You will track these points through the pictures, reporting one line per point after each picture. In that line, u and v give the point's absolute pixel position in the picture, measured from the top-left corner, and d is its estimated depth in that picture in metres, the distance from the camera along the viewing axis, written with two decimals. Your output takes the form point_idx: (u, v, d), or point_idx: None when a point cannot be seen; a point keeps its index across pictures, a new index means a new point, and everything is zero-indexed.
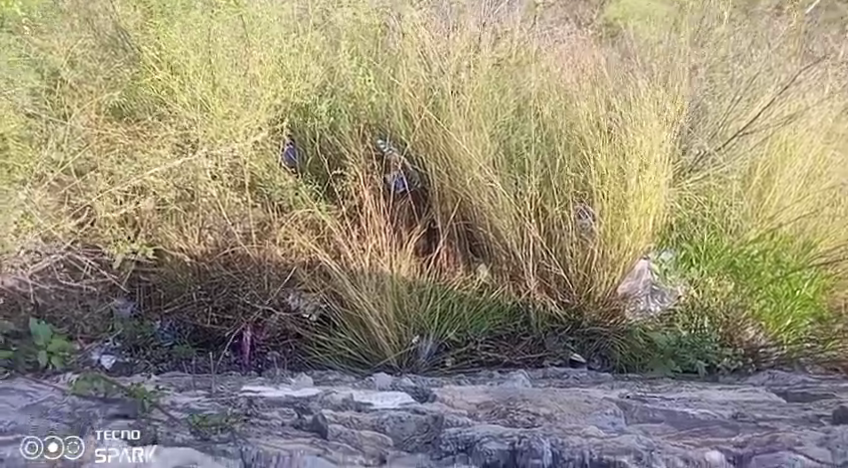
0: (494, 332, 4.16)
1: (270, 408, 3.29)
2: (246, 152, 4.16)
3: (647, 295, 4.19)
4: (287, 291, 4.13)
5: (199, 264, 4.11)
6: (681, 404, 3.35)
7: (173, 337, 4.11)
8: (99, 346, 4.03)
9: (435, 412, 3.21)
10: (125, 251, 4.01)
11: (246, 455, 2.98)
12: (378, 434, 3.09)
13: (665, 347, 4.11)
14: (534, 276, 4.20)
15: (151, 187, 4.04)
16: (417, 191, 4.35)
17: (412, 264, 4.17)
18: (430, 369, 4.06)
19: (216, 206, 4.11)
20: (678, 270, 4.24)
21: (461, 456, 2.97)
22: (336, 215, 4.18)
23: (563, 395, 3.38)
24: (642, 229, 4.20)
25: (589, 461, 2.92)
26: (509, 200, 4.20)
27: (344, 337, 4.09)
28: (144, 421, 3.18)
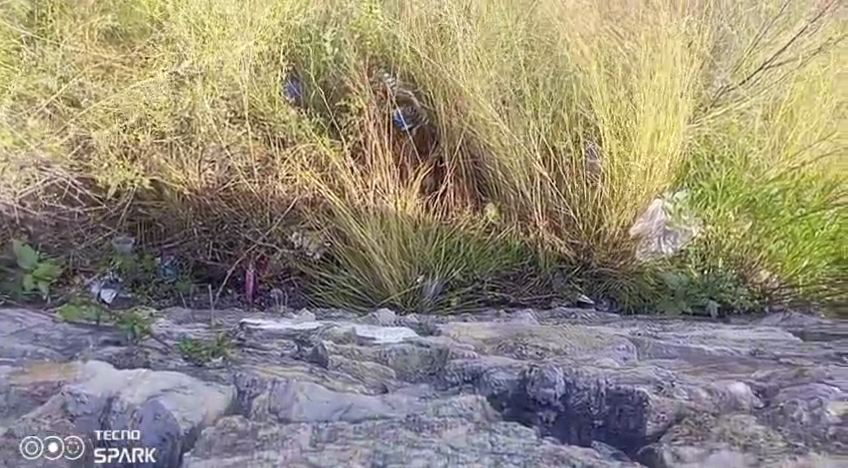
0: (500, 271, 4.06)
1: (268, 340, 3.19)
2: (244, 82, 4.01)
3: (659, 236, 4.09)
4: (290, 227, 4.03)
5: (200, 199, 3.99)
6: (694, 342, 3.24)
7: (175, 271, 4.03)
8: (100, 280, 3.96)
9: (440, 346, 3.08)
10: (120, 179, 3.93)
11: (242, 381, 2.87)
12: (381, 366, 2.98)
13: (676, 288, 4.01)
14: (542, 215, 4.09)
15: (149, 120, 3.93)
16: (424, 127, 4.22)
17: (418, 204, 4.03)
18: (435, 308, 3.96)
19: (214, 135, 3.97)
20: (692, 210, 4.12)
21: (468, 387, 2.90)
22: (340, 150, 4.05)
23: (573, 330, 3.29)
24: (655, 171, 4.10)
25: (604, 390, 2.82)
26: (519, 137, 4.08)
27: (347, 275, 3.99)
28: (136, 347, 3.11)
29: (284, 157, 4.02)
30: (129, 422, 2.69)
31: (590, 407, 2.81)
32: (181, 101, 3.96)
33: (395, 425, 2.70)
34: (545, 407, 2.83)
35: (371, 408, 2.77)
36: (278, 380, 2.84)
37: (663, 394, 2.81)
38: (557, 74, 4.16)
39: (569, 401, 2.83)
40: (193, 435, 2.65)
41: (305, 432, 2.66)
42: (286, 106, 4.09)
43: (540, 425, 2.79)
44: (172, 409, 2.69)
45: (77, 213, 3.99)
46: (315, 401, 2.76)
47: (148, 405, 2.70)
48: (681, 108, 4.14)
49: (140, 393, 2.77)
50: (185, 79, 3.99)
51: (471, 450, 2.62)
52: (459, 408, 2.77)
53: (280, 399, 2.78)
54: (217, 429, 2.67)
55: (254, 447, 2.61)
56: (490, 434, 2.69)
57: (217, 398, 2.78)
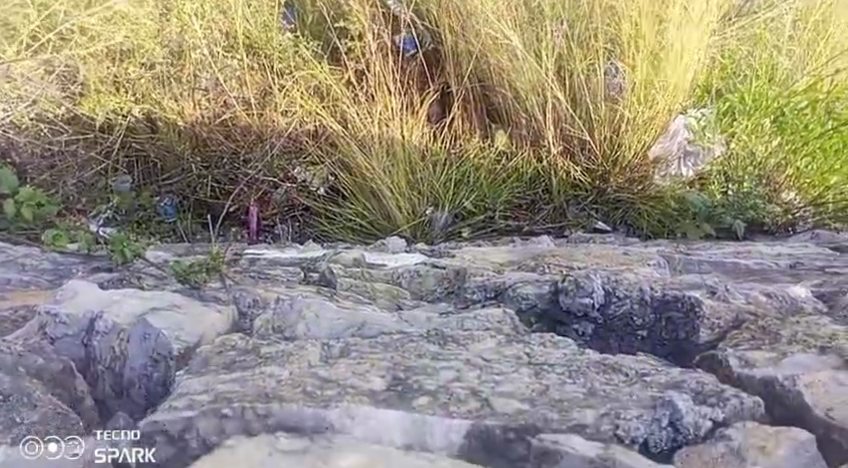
0: (512, 201, 3.81)
1: (273, 266, 3.05)
2: (237, 12, 3.89)
3: (678, 158, 3.91)
4: (291, 161, 3.80)
5: (196, 131, 3.79)
6: (728, 256, 3.09)
7: (176, 211, 3.77)
8: (96, 219, 3.65)
9: (456, 267, 2.95)
10: (109, 105, 3.74)
11: (241, 301, 2.67)
12: (394, 287, 2.81)
13: (700, 211, 3.71)
14: (556, 140, 3.87)
15: (140, 53, 3.80)
16: (428, 54, 4.06)
17: (425, 133, 3.84)
18: (447, 239, 3.68)
19: (206, 64, 3.80)
20: (717, 127, 3.97)
21: (493, 301, 2.69)
22: (343, 79, 3.86)
23: (596, 250, 3.14)
24: (680, 87, 3.95)
25: (649, 298, 2.58)
26: (528, 57, 3.87)
27: (354, 208, 3.74)
28: (130, 274, 2.95)
29: (284, 87, 3.83)
30: (116, 343, 2.43)
31: (634, 318, 2.56)
32: (170, 24, 3.82)
33: (416, 339, 2.40)
34: (581, 319, 2.58)
35: (385, 325, 2.49)
36: (281, 303, 2.59)
37: (717, 299, 2.59)
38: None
39: (608, 313, 2.57)
40: (186, 356, 2.35)
41: (314, 349, 2.34)
42: (282, 32, 3.92)
43: (577, 340, 2.54)
44: (162, 328, 2.41)
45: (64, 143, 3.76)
46: (323, 319, 2.49)
47: (137, 325, 2.44)
48: (706, 24, 4.03)
49: (128, 312, 2.51)
50: (174, 5, 3.84)
51: (506, 361, 2.29)
52: (485, 321, 2.51)
53: (284, 318, 2.50)
54: (213, 348, 2.36)
55: (255, 365, 2.27)
56: (525, 345, 2.38)
57: (218, 319, 2.52)
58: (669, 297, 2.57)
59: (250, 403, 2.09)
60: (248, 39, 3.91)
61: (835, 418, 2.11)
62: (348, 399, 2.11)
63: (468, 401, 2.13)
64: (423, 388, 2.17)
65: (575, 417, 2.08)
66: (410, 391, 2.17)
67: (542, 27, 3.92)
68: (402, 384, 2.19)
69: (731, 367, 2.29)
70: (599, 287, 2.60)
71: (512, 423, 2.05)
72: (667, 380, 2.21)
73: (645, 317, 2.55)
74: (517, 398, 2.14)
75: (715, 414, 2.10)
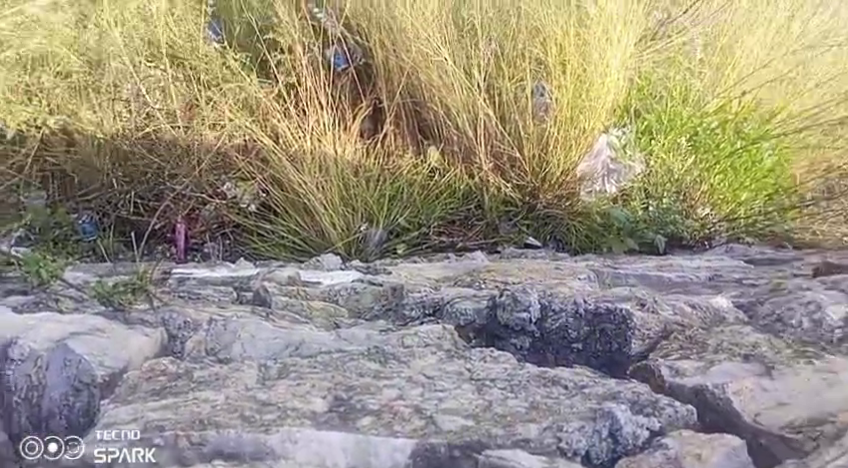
0: (446, 217, 3.84)
1: (203, 286, 3.05)
2: (157, 22, 3.90)
3: (603, 175, 3.91)
4: (221, 177, 3.78)
5: (116, 144, 3.78)
6: (652, 270, 3.14)
7: (95, 229, 3.72)
8: (11, 241, 3.58)
9: (392, 284, 2.97)
10: (20, 117, 3.77)
11: (170, 323, 2.71)
12: (330, 305, 2.83)
13: (623, 225, 3.78)
14: (487, 157, 3.92)
15: (58, 60, 3.82)
16: (360, 69, 4.07)
17: (357, 149, 3.86)
18: (381, 257, 3.74)
19: (127, 74, 3.81)
20: (637, 145, 3.95)
21: (432, 318, 2.78)
22: (272, 94, 3.86)
23: (528, 264, 3.18)
24: (598, 106, 3.93)
25: (583, 311, 2.69)
26: (456, 70, 3.92)
27: (287, 224, 3.76)
28: (47, 296, 2.94)
29: (212, 100, 3.83)
30: (32, 371, 2.50)
31: (568, 330, 2.67)
32: (91, 34, 3.86)
33: (356, 358, 2.56)
34: (519, 332, 2.70)
35: (326, 345, 2.61)
36: (216, 323, 2.67)
37: (646, 310, 2.70)
38: (499, 12, 4.01)
39: (545, 326, 2.70)
40: (110, 385, 2.47)
41: (252, 371, 2.50)
42: (207, 44, 3.94)
43: (515, 354, 2.67)
44: (83, 354, 2.50)
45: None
46: (261, 340, 2.59)
47: (55, 351, 2.51)
48: (626, 51, 4.00)
49: (46, 337, 2.56)
50: (91, 13, 3.90)
51: (448, 378, 2.49)
52: (424, 338, 2.64)
53: (218, 340, 2.61)
54: (141, 373, 2.50)
55: (186, 391, 2.45)
56: (466, 360, 2.56)
57: (144, 343, 2.60)
58: (602, 310, 2.68)
59: (183, 432, 2.32)
60: (175, 52, 3.91)
61: (762, 422, 2.39)
62: (288, 423, 2.33)
63: (414, 419, 2.35)
64: (366, 408, 2.38)
65: (520, 433, 2.31)
66: (353, 411, 2.38)
67: (471, 43, 3.99)
68: (344, 405, 2.40)
69: (662, 377, 2.49)
70: (536, 302, 2.72)
71: (456, 440, 2.29)
72: (605, 391, 2.44)
73: (578, 330, 2.67)
74: (461, 414, 2.36)
75: (651, 424, 2.34)
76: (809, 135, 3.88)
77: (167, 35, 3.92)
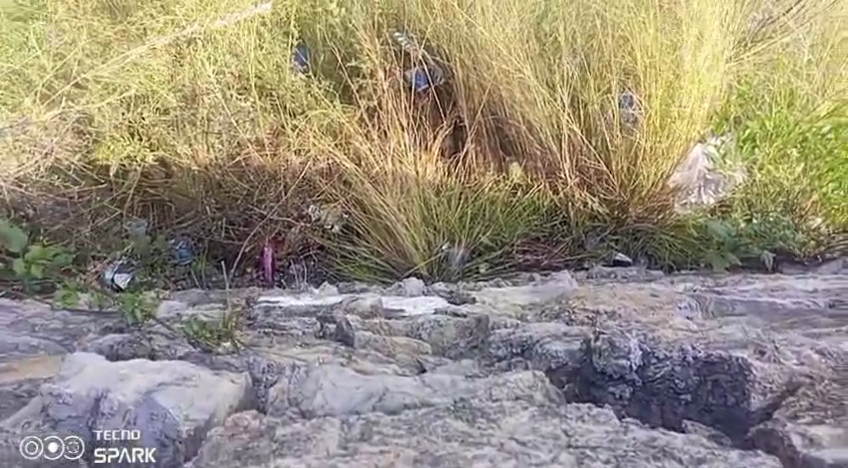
0: (530, 233, 3.73)
1: (288, 319, 2.97)
2: (249, 53, 3.79)
3: (699, 185, 3.82)
4: (305, 200, 3.69)
5: (210, 175, 3.69)
6: (761, 294, 3.01)
7: (190, 253, 3.66)
8: (112, 265, 3.56)
9: (477, 315, 2.87)
10: (123, 153, 3.67)
11: (255, 366, 2.65)
12: (414, 341, 2.77)
13: (725, 239, 3.69)
14: (573, 171, 3.79)
15: (157, 98, 3.70)
16: (440, 88, 3.90)
17: (438, 168, 3.74)
18: (463, 276, 3.65)
19: (220, 107, 3.70)
20: (738, 155, 3.86)
21: (519, 360, 2.70)
22: (354, 117, 3.74)
23: (622, 289, 3.05)
24: (698, 111, 3.83)
25: (693, 359, 2.58)
26: (542, 89, 3.81)
27: (369, 245, 3.68)
28: (140, 334, 2.88)
29: (298, 127, 3.72)
30: (121, 425, 2.38)
31: (675, 380, 2.58)
32: (186, 70, 3.71)
33: (442, 415, 2.44)
34: (618, 381, 2.62)
35: (409, 395, 2.51)
36: (298, 368, 2.62)
37: (767, 360, 2.56)
38: (583, 23, 3.86)
39: (647, 375, 2.61)
40: (197, 439, 2.36)
41: (331, 431, 2.39)
42: (293, 74, 3.81)
43: (614, 406, 2.60)
44: (170, 407, 2.38)
45: (74, 195, 3.66)
46: (341, 388, 2.51)
47: (143, 404, 2.39)
48: (719, 50, 3.87)
49: (133, 389, 2.44)
50: (182, 50, 3.77)
51: (543, 444, 2.37)
52: (513, 388, 2.54)
53: (302, 389, 2.53)
54: (226, 430, 2.41)
55: (270, 457, 2.35)
56: (561, 420, 2.45)
57: (229, 390, 2.49)
58: (715, 359, 2.56)
59: None
60: (261, 82, 3.79)
61: None
62: None
63: None
64: None
65: None
66: None
67: (553, 57, 3.86)
68: None
69: (795, 447, 2.34)
70: (636, 347, 2.63)
71: None
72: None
73: (688, 380, 2.57)
74: None
75: None
76: None
77: (253, 64, 3.78)
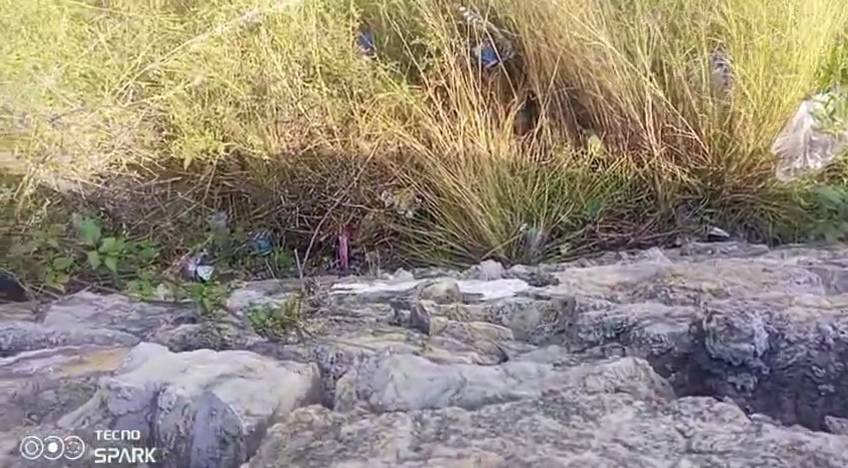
0: (613, 211, 3.53)
1: (361, 304, 2.83)
2: (316, 35, 3.56)
3: (803, 150, 3.63)
4: (377, 186, 3.51)
5: (281, 164, 3.48)
6: None
7: (270, 244, 3.48)
8: (193, 258, 3.36)
9: (562, 296, 2.71)
10: (194, 148, 3.43)
11: (323, 357, 2.48)
12: (494, 327, 2.58)
13: (839, 207, 3.50)
14: (658, 141, 3.55)
15: (230, 90, 3.45)
16: (510, 63, 3.73)
17: (513, 144, 3.55)
18: (544, 259, 3.43)
19: (287, 96, 3.48)
20: (844, 113, 3.77)
21: (616, 345, 2.47)
22: (422, 99, 3.55)
23: (728, 266, 2.87)
24: (803, 66, 3.62)
25: (835, 341, 2.37)
26: (621, 60, 3.55)
27: (444, 229, 3.49)
28: (211, 325, 2.73)
29: (365, 112, 3.52)
30: (180, 421, 2.21)
31: (813, 365, 2.35)
32: (252, 64, 3.49)
33: (531, 411, 2.17)
34: (738, 369, 2.37)
35: (491, 387, 2.28)
36: (368, 358, 2.44)
37: None
38: None
39: (776, 362, 2.37)
40: (259, 435, 2.15)
41: (404, 428, 2.12)
42: (358, 56, 3.60)
43: (737, 398, 2.35)
44: (231, 401, 2.19)
45: (155, 189, 3.44)
46: (415, 380, 2.29)
47: (202, 398, 2.21)
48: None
49: (193, 383, 2.27)
50: (245, 38, 3.53)
51: (658, 450, 2.02)
52: (613, 379, 2.28)
53: (370, 381, 2.32)
54: (287, 426, 2.14)
55: (332, 454, 2.05)
56: (676, 418, 2.14)
57: (299, 383, 2.30)
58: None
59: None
60: (325, 67, 3.57)
61: None
62: None
63: None
64: None
65: None
66: None
67: (630, 21, 3.60)
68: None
69: None
70: (762, 328, 2.38)
71: None
72: None
73: (830, 365, 2.35)
74: None
75: None
76: None
77: (318, 51, 3.56)
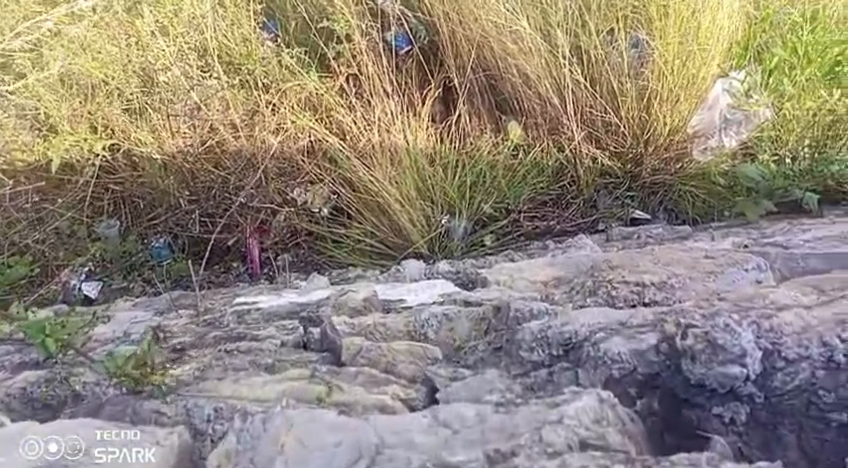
0: (536, 198, 3.27)
1: (263, 325, 2.53)
2: (217, 23, 3.33)
3: (720, 127, 3.37)
4: (288, 184, 3.20)
5: (179, 163, 3.16)
6: (835, 244, 2.68)
7: (168, 252, 3.15)
8: (76, 273, 3.08)
9: (493, 302, 2.44)
10: (63, 148, 3.16)
11: (196, 415, 2.15)
12: (417, 345, 2.30)
13: (758, 185, 3.22)
14: (579, 125, 3.33)
15: (116, 86, 3.21)
16: (426, 50, 3.51)
17: (430, 135, 3.28)
18: (470, 251, 3.16)
19: (180, 88, 3.19)
20: (761, 89, 3.47)
21: (565, 367, 2.20)
22: (334, 87, 3.28)
23: (667, 254, 2.64)
24: (714, 44, 3.42)
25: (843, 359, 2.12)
26: (537, 39, 3.36)
27: (362, 226, 3.18)
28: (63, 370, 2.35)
29: (271, 104, 3.25)
30: None
31: (820, 390, 2.11)
32: (139, 53, 3.23)
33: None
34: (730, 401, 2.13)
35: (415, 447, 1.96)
36: (254, 417, 2.07)
37: None
38: None
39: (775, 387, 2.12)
40: None
41: None
42: (263, 43, 3.36)
43: (726, 433, 2.12)
44: None
45: (28, 197, 3.17)
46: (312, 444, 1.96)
47: None
48: None
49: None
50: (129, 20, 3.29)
51: None
52: (576, 428, 1.98)
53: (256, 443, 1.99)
54: None
55: None
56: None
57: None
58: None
59: None
60: (224, 55, 3.32)
61: None
62: None
63: None
64: None
65: None
66: None
67: (547, 0, 3.42)
68: None
69: None
70: (752, 345, 2.13)
71: None
72: None
73: (840, 389, 2.10)
74: None
75: None
76: None
77: (215, 38, 3.31)
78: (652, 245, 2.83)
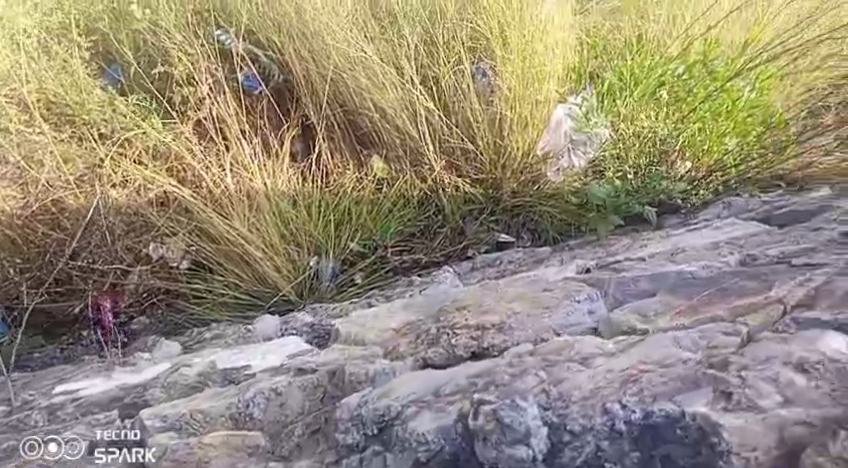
0: (404, 231, 3.20)
1: (80, 421, 2.41)
2: (42, 72, 3.23)
3: (567, 149, 3.23)
4: (144, 239, 3.12)
5: (12, 225, 3.10)
6: (663, 266, 2.58)
7: (8, 327, 3.11)
8: None
9: (325, 370, 2.33)
10: None
11: None
12: (236, 435, 2.19)
13: (605, 200, 3.12)
14: (438, 154, 3.27)
15: None
16: (280, 88, 3.44)
17: (292, 175, 3.20)
18: (338, 293, 3.07)
19: (7, 150, 3.14)
20: (602, 110, 3.28)
21: (376, 454, 2.08)
22: (181, 136, 3.16)
23: (513, 288, 2.58)
24: (545, 72, 3.31)
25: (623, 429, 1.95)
26: (387, 68, 3.28)
27: (223, 277, 3.08)
28: None
29: (115, 156, 3.14)
30: None
31: (606, 463, 1.94)
32: None
33: None
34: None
35: None
36: None
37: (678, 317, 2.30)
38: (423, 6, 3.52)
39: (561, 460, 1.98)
40: None
41: None
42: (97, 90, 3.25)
43: None
44: None
45: None
46: None
47: None
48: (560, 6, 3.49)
49: None
50: None
51: None
52: None
53: None
54: None
55: None
56: None
57: None
58: (657, 421, 1.93)
59: None
60: (56, 107, 3.22)
61: None
62: None
63: None
64: None
65: None
66: None
67: (393, 37, 3.39)
68: None
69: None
70: (538, 423, 1.99)
71: None
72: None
73: (625, 458, 1.94)
74: None
75: None
76: (768, 68, 3.29)
77: (44, 88, 3.21)
78: (502, 279, 2.76)
